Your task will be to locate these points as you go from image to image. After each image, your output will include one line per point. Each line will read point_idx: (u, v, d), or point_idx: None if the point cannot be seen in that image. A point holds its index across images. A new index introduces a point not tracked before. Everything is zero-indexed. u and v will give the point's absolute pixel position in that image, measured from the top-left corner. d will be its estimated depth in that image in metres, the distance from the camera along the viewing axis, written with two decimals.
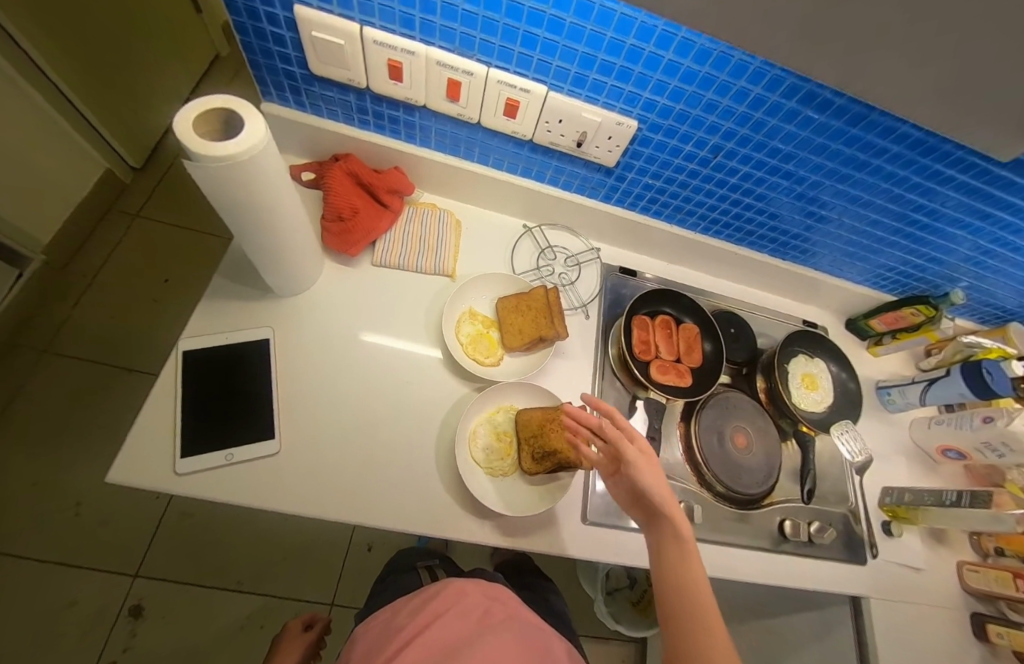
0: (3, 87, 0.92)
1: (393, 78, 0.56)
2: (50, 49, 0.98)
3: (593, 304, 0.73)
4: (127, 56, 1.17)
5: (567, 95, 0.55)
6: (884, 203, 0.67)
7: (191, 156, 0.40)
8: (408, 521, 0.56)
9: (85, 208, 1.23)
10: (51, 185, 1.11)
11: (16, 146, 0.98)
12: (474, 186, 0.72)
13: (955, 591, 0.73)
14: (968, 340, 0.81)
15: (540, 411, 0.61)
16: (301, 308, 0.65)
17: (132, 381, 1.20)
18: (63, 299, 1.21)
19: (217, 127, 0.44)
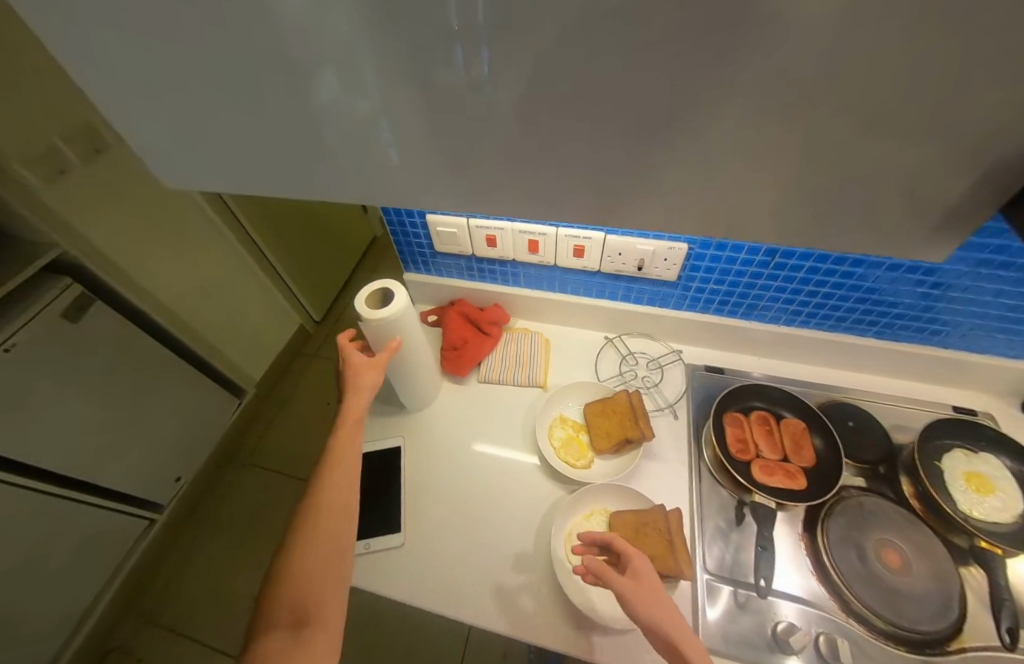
0: (242, 265, 1.45)
1: (489, 245, 0.77)
2: (274, 244, 1.54)
3: (680, 404, 0.76)
4: (316, 243, 1.75)
5: (623, 236, 0.69)
6: (1006, 274, 0.59)
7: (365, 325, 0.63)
8: (512, 625, 0.59)
9: (285, 350, 1.72)
10: (264, 335, 1.60)
11: (245, 305, 1.49)
12: (555, 309, 0.86)
13: None
14: None
15: (633, 513, 0.63)
16: (425, 421, 0.81)
17: (299, 488, 1.51)
18: (261, 417, 1.65)
19: (379, 298, 0.67)
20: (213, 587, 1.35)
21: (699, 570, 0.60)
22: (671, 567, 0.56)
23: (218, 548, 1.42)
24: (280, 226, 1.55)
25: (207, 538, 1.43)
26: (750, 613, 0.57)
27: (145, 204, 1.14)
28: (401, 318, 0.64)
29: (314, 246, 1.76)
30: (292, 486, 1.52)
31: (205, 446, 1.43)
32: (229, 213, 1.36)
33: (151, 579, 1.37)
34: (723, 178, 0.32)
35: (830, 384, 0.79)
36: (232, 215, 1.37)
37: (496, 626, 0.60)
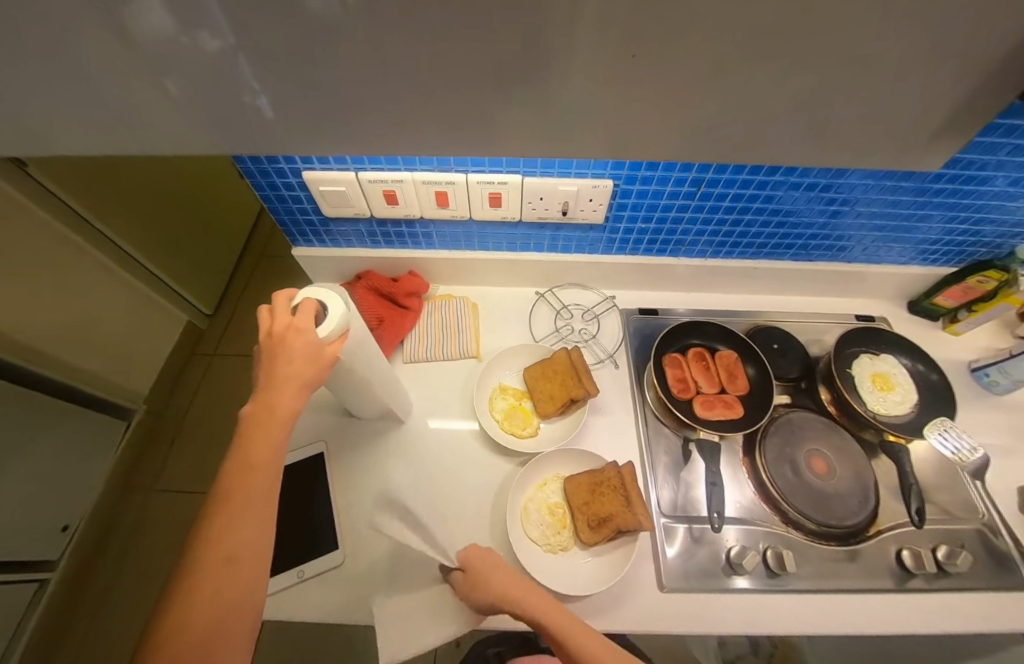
0: (87, 265, 1.11)
1: (390, 202, 0.64)
2: (128, 231, 1.20)
3: (620, 352, 0.73)
4: (189, 226, 1.43)
5: (541, 176, 0.59)
6: (908, 180, 0.60)
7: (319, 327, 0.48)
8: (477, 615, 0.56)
9: (174, 357, 1.44)
10: (140, 345, 1.31)
11: (99, 316, 1.15)
12: (478, 270, 0.77)
13: None
14: None
15: (587, 475, 0.60)
16: (345, 416, 0.69)
17: None
18: (162, 438, 1.40)
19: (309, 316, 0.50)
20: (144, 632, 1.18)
21: (656, 517, 0.60)
22: (632, 524, 0.54)
23: (139, 592, 1.22)
24: (132, 208, 1.21)
25: (123, 582, 1.23)
26: (705, 546, 0.58)
27: None
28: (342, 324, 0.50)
29: (190, 228, 1.43)
30: None
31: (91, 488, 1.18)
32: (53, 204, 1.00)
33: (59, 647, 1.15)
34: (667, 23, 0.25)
35: (755, 309, 0.81)
36: (44, 193, 0.98)
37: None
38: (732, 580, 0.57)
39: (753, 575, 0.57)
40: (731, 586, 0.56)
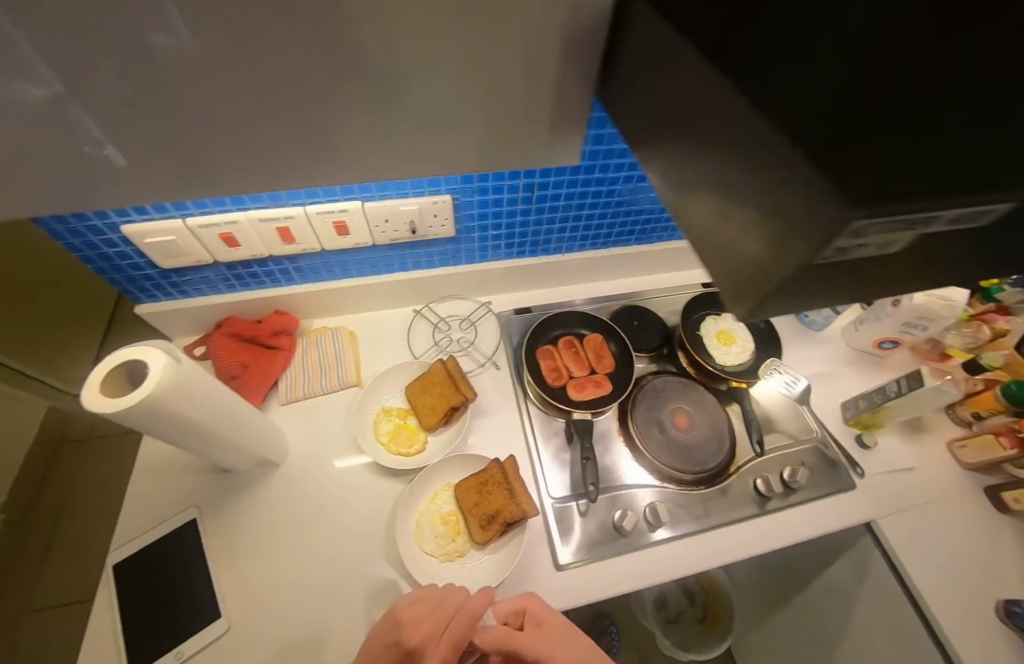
0: None
1: (230, 244, 0.62)
2: None
3: (499, 353, 0.77)
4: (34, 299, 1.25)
5: (380, 200, 0.61)
6: None
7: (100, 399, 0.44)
8: None
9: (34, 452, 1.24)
10: None
11: None
12: (350, 298, 0.77)
13: (947, 474, 0.74)
14: None
15: (474, 477, 0.61)
16: (219, 474, 0.65)
17: None
18: (29, 548, 1.18)
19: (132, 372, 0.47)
20: None
21: (544, 500, 0.63)
22: (516, 514, 0.57)
23: None
24: None
25: None
26: (593, 517, 0.62)
27: None
28: (155, 397, 0.45)
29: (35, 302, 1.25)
30: None
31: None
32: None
33: None
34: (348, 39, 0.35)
35: (619, 292, 0.89)
36: None
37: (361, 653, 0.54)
38: (620, 543, 0.61)
39: (638, 534, 0.62)
40: (620, 549, 0.61)
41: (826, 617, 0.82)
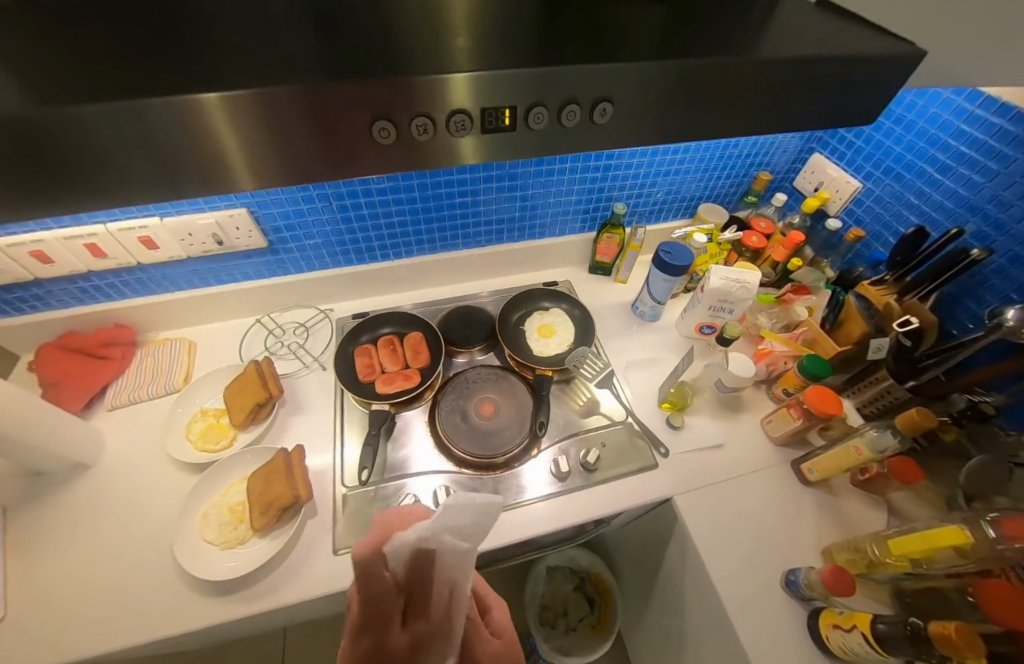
0: None
1: (43, 261, 0.67)
2: None
3: (327, 355, 0.81)
4: None
5: (178, 215, 0.68)
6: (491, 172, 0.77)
7: None
8: (150, 629, 0.55)
9: None
10: None
11: None
12: (188, 311, 0.82)
13: (756, 449, 0.76)
14: (678, 234, 0.91)
15: (263, 468, 0.65)
16: (29, 477, 0.67)
17: None
18: None
19: None
20: None
21: (334, 489, 0.66)
22: (287, 498, 0.60)
23: None
24: None
25: None
26: (379, 502, 0.65)
27: None
28: None
29: None
30: None
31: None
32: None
33: None
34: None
35: (459, 295, 0.92)
36: None
37: (120, 644, 0.54)
38: None
39: None
40: None
41: (669, 604, 0.82)
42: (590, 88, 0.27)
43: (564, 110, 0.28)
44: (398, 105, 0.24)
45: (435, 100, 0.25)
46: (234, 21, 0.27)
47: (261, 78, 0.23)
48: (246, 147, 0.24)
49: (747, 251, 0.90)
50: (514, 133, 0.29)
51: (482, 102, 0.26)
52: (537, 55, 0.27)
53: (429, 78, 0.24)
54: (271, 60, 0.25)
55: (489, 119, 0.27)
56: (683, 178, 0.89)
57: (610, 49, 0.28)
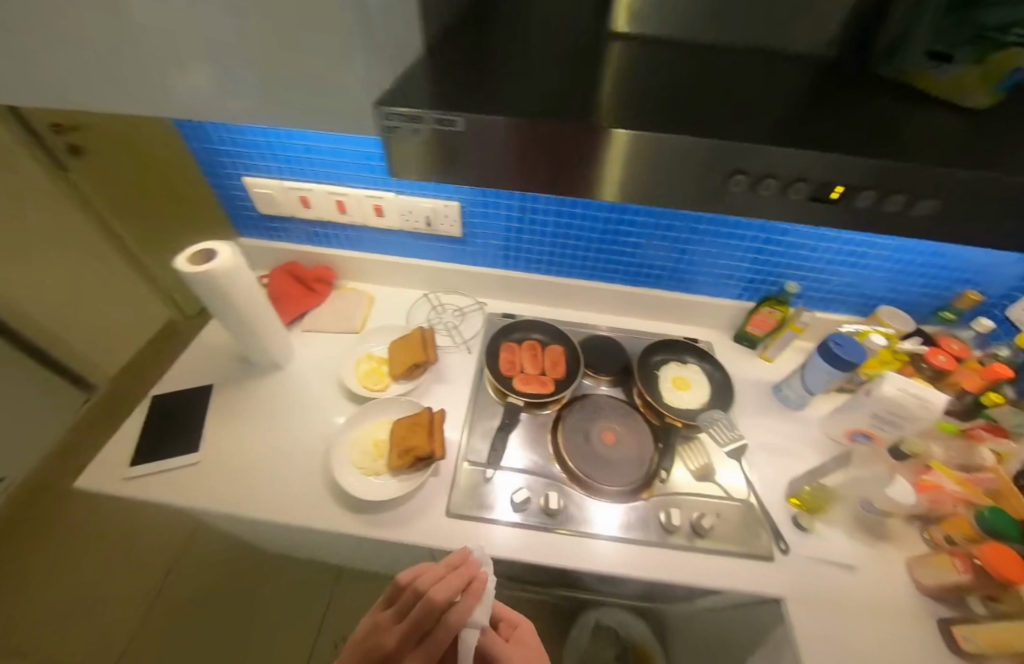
0: None
1: (305, 205, 0.87)
2: None
3: (474, 341, 0.90)
4: None
5: (409, 195, 0.82)
6: (676, 223, 0.80)
7: (183, 276, 0.68)
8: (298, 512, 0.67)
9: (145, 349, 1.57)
10: None
11: None
12: (377, 270, 0.96)
13: (896, 590, 0.66)
14: (846, 328, 0.86)
15: (408, 419, 0.74)
16: (239, 362, 0.85)
17: None
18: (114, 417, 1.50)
19: (199, 255, 0.70)
20: None
21: (459, 459, 0.73)
22: (427, 450, 0.68)
23: None
24: None
25: None
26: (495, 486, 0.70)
27: None
28: (231, 273, 0.69)
29: None
30: None
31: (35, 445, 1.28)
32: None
33: None
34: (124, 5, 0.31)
35: (599, 324, 0.95)
36: None
37: (272, 514, 0.66)
38: (511, 518, 0.67)
39: (530, 513, 0.67)
40: (508, 520, 0.66)
41: None
42: (937, 183, 0.28)
43: (886, 197, 0.29)
44: (746, 159, 0.29)
45: (778, 162, 0.29)
46: (613, 74, 0.34)
47: (653, 122, 0.29)
48: (614, 168, 0.31)
49: (931, 368, 0.80)
50: (835, 206, 0.30)
51: (815, 171, 0.29)
52: (875, 141, 0.29)
53: (781, 145, 0.28)
54: (646, 105, 0.31)
55: (820, 189, 0.30)
56: (871, 275, 0.84)
57: (953, 150, 0.29)
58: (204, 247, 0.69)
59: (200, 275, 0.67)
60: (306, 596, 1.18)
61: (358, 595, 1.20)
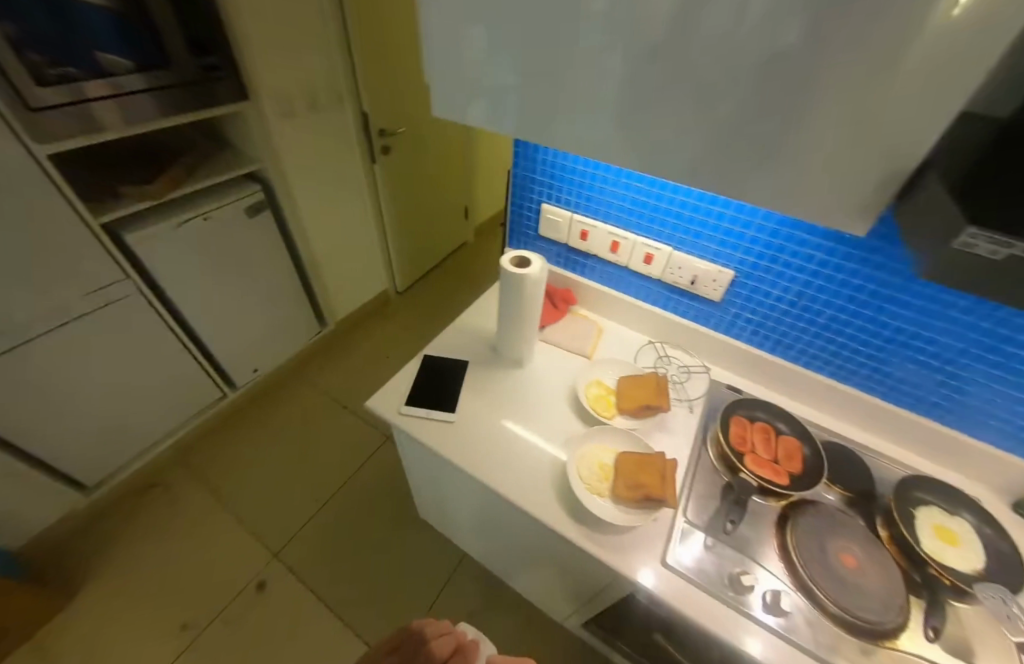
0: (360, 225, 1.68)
1: (581, 238, 0.99)
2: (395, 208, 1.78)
3: (698, 402, 0.91)
4: (431, 231, 2.02)
5: (686, 253, 0.88)
6: (1000, 367, 0.69)
7: (501, 274, 0.83)
8: (525, 496, 0.76)
9: (366, 307, 1.92)
10: (360, 289, 1.84)
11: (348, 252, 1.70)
12: (615, 306, 1.05)
13: None
14: None
15: (637, 455, 0.77)
16: (488, 351, 0.98)
17: (343, 415, 1.64)
18: (329, 352, 1.84)
19: (514, 261, 0.84)
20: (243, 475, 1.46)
21: (679, 515, 0.74)
22: (660, 493, 0.70)
23: (256, 434, 1.57)
24: (406, 207, 1.83)
25: (248, 424, 1.59)
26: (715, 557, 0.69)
27: (334, 152, 1.48)
28: (535, 282, 0.82)
29: (423, 236, 2.00)
30: (337, 411, 1.65)
31: (287, 353, 1.67)
32: (376, 184, 1.67)
33: (199, 443, 1.53)
34: (634, 116, 0.43)
35: (834, 430, 0.89)
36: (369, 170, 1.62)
37: (506, 489, 0.76)
38: (725, 596, 0.65)
39: (748, 601, 0.64)
40: (723, 597, 0.64)
41: None
42: None
43: None
44: None
45: None
46: None
47: None
48: None
49: None
50: None
51: None
52: None
53: None
54: None
55: None
56: None
57: None
58: (520, 257, 0.84)
59: (518, 278, 0.81)
60: (433, 566, 1.29)
61: (474, 587, 1.26)
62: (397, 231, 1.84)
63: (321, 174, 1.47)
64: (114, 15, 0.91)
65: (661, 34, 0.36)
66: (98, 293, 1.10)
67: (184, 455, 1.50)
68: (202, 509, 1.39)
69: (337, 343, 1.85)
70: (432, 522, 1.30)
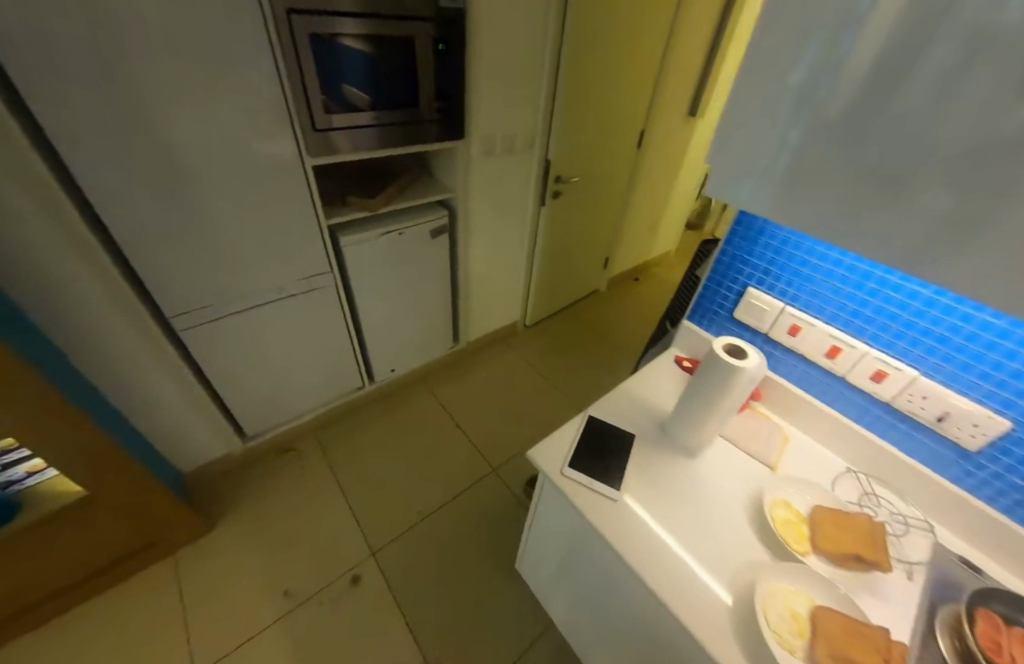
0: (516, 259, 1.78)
1: (788, 332, 0.90)
2: (548, 250, 1.85)
3: (921, 569, 0.73)
4: (568, 275, 2.08)
5: (938, 382, 0.74)
6: None
7: (709, 356, 0.79)
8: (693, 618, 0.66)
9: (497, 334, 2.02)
10: (497, 316, 1.94)
11: (497, 280, 1.80)
12: (809, 414, 0.93)
13: None
14: None
15: (844, 622, 0.62)
16: (656, 429, 0.94)
17: (455, 433, 1.68)
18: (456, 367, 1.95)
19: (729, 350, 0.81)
20: (364, 464, 1.57)
21: None
22: None
23: (380, 429, 1.68)
24: (556, 250, 1.89)
25: (376, 417, 1.73)
26: None
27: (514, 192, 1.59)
28: (744, 375, 0.76)
29: (562, 278, 2.07)
30: (451, 428, 1.70)
31: (422, 360, 1.79)
32: (540, 225, 1.75)
33: (334, 423, 1.70)
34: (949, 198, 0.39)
35: None
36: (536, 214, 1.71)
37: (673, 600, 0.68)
38: None
39: None
40: None
41: None
42: None
43: None
44: None
45: None
46: None
47: None
48: None
49: None
50: None
51: None
52: None
53: None
54: None
55: None
56: None
57: None
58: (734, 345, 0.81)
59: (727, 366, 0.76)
60: (516, 628, 1.20)
61: None
62: (544, 270, 1.92)
63: (498, 210, 1.58)
64: (366, 55, 1.10)
65: (842, 114, 0.44)
66: (310, 279, 1.30)
67: (322, 432, 1.67)
68: (323, 485, 1.51)
69: (464, 361, 1.96)
70: (529, 582, 1.22)
